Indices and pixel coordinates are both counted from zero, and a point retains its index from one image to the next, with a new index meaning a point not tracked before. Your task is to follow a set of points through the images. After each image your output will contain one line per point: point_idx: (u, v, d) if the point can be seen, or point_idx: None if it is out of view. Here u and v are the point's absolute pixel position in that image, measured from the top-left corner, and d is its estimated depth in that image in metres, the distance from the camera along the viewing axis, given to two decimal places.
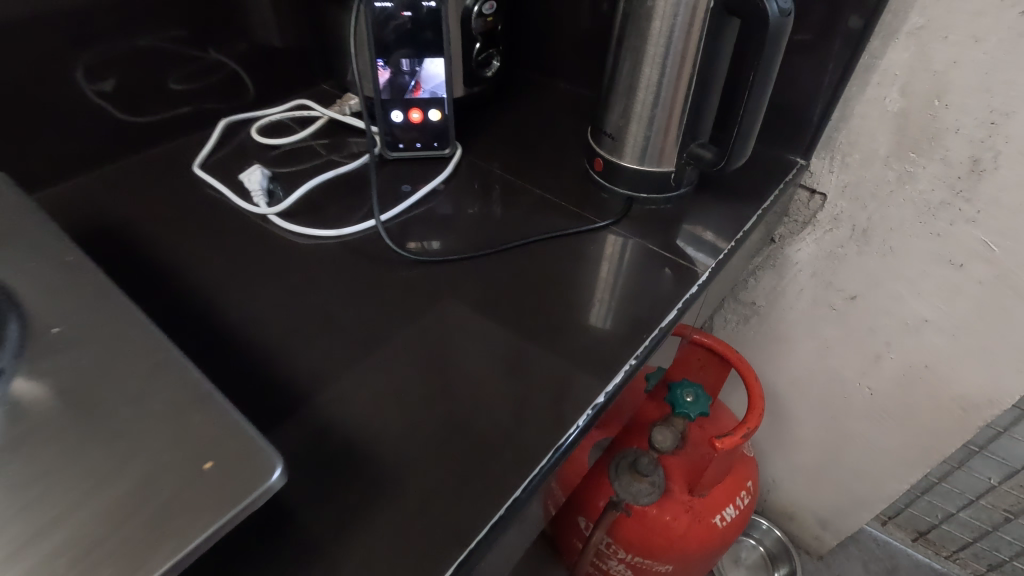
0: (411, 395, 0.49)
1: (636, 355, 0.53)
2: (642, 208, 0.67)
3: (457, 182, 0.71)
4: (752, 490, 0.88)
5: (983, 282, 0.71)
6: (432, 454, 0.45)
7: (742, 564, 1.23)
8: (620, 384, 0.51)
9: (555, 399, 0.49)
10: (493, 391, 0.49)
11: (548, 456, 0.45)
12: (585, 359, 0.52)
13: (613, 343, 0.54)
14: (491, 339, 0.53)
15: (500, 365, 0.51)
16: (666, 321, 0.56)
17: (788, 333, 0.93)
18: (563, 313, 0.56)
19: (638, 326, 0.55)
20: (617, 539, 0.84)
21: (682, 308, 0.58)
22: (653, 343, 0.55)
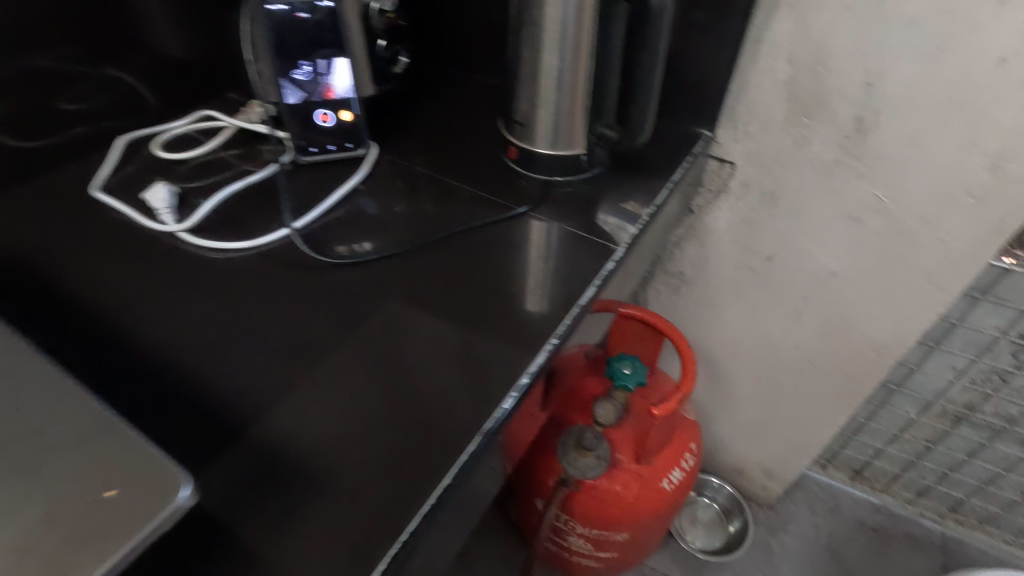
0: (338, 398, 0.49)
1: (557, 334, 0.54)
2: (559, 191, 0.69)
3: (374, 181, 0.70)
4: (697, 451, 0.92)
5: (879, 232, 0.76)
6: (363, 453, 0.45)
7: (699, 523, 1.25)
8: (543, 364, 0.52)
9: (481, 384, 0.50)
10: (422, 385, 0.50)
11: (476, 440, 0.45)
12: (510, 344, 0.53)
13: (536, 324, 0.55)
14: (418, 335, 0.54)
15: (427, 360, 0.52)
16: (585, 298, 0.58)
17: (716, 298, 0.97)
18: (486, 302, 0.57)
19: (560, 306, 0.57)
20: (573, 512, 0.87)
21: (601, 284, 0.60)
22: (573, 321, 0.56)
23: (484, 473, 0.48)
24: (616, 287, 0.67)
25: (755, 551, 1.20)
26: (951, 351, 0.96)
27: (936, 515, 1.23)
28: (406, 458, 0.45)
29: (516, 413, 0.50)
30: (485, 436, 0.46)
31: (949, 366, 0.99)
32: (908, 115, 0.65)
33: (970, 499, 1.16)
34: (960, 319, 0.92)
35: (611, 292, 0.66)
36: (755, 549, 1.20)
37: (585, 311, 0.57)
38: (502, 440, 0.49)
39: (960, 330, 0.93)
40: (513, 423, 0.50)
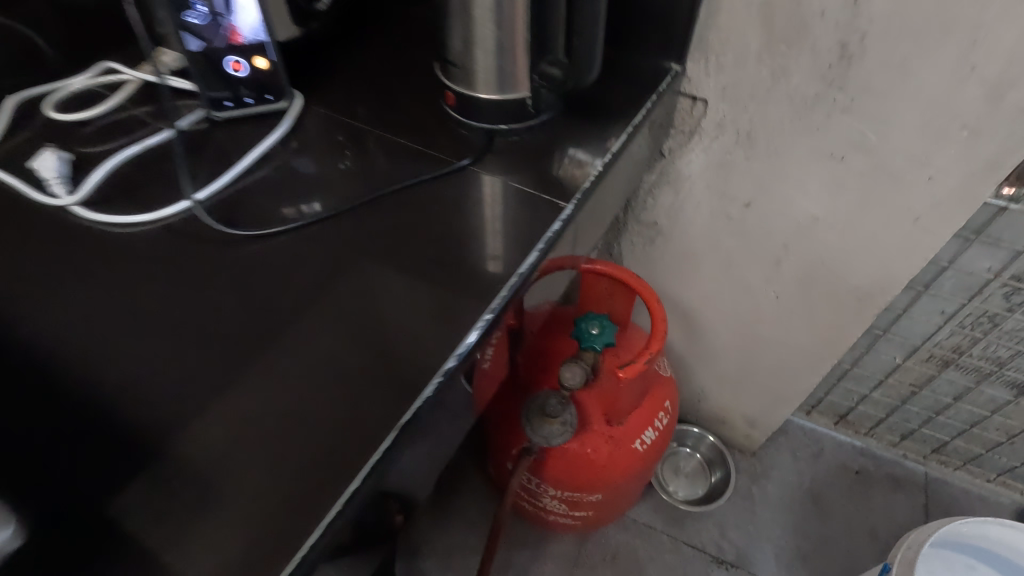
0: (251, 390, 0.44)
1: (492, 309, 0.48)
2: (505, 140, 0.61)
3: (299, 136, 0.63)
4: (671, 410, 0.88)
5: (864, 172, 0.70)
6: (272, 455, 0.41)
7: (681, 473, 1.24)
8: (474, 345, 0.46)
9: (406, 368, 0.45)
10: (343, 372, 0.45)
11: (391, 436, 0.41)
12: (442, 321, 0.48)
13: (470, 296, 0.49)
14: (337, 316, 0.48)
15: (349, 342, 0.46)
16: (527, 265, 0.51)
17: (693, 249, 0.91)
18: (417, 273, 0.51)
19: (496, 273, 0.51)
20: (543, 474, 0.85)
21: (546, 247, 0.53)
22: (513, 291, 0.49)
23: (410, 466, 0.44)
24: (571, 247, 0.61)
25: (736, 499, 1.20)
26: (940, 295, 0.92)
27: (919, 456, 1.22)
28: (319, 457, 0.40)
29: (443, 401, 0.44)
30: (403, 430, 0.41)
31: (937, 310, 0.94)
32: (897, 38, 0.57)
33: (953, 441, 1.15)
34: (952, 262, 0.86)
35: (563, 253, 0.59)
36: (736, 497, 1.20)
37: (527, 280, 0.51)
38: (432, 428, 0.45)
39: (950, 274, 0.88)
40: (441, 411, 0.45)
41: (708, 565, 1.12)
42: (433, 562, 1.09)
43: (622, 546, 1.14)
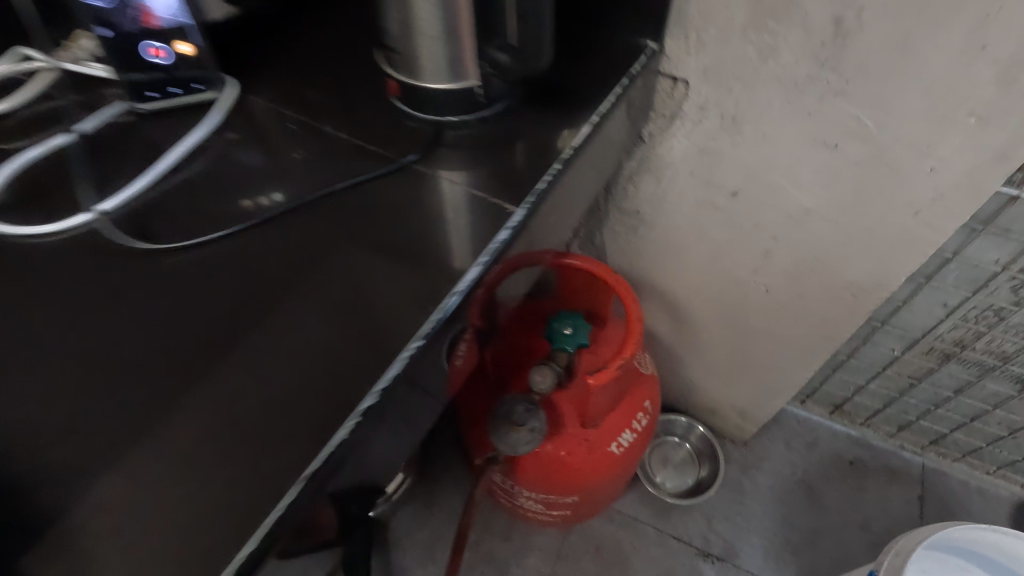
0: (147, 429, 0.39)
1: (424, 332, 0.42)
2: (454, 133, 0.55)
3: (227, 132, 0.56)
4: (652, 410, 0.84)
5: (859, 162, 0.63)
6: (158, 508, 0.35)
7: (670, 463, 1.21)
8: (401, 376, 0.40)
9: (324, 403, 0.39)
10: (254, 406, 0.39)
11: (295, 488, 0.35)
12: (370, 341, 0.42)
13: (403, 312, 0.43)
14: (250, 340, 0.43)
15: (265, 370, 0.41)
16: (466, 282, 0.45)
17: (679, 238, 0.85)
18: (347, 288, 0.45)
19: (430, 287, 0.45)
20: (517, 476, 0.82)
21: (493, 255, 0.46)
22: (451, 310, 0.43)
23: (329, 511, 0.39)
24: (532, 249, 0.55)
25: (725, 490, 1.17)
26: (944, 287, 0.85)
27: (916, 446, 1.18)
28: (210, 513, 0.35)
29: (362, 444, 0.38)
30: (311, 483, 0.35)
31: (939, 303, 0.88)
32: (898, 12, 0.50)
33: (953, 433, 1.10)
34: (958, 253, 0.80)
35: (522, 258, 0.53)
36: (726, 488, 1.17)
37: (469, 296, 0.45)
38: (353, 471, 0.39)
39: (955, 265, 0.82)
40: (361, 453, 0.39)
41: (695, 558, 1.10)
42: (414, 551, 1.09)
43: (607, 538, 1.12)
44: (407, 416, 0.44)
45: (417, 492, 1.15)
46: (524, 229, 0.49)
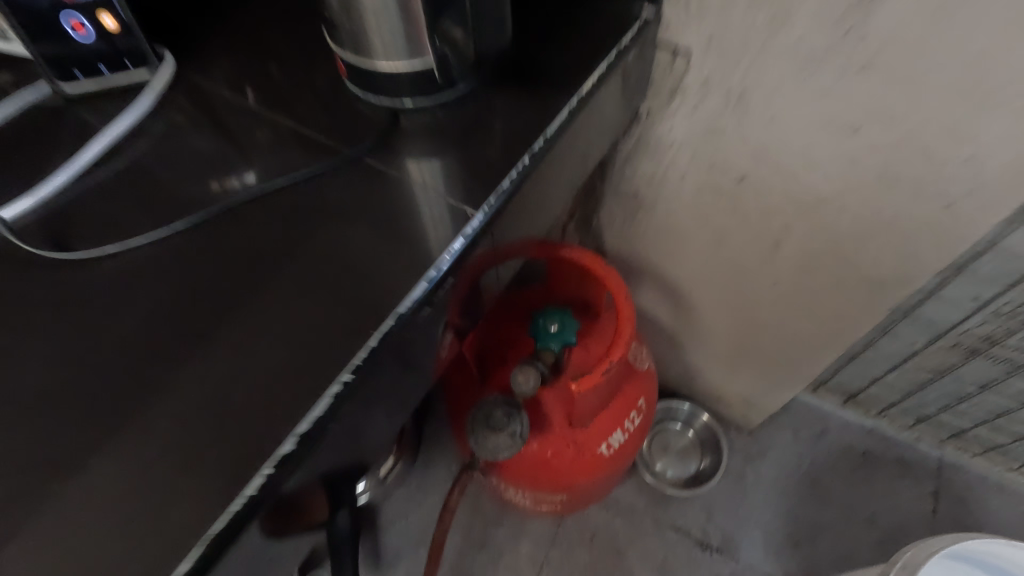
0: (48, 470, 0.35)
1: (352, 366, 0.38)
2: (412, 121, 0.49)
3: (163, 117, 0.51)
4: (645, 409, 0.79)
5: (883, 147, 0.55)
6: (49, 564, 0.32)
7: (671, 450, 1.17)
8: (323, 418, 0.36)
9: (241, 444, 0.36)
10: (166, 444, 0.36)
11: (197, 550, 0.32)
12: (301, 368, 0.38)
13: (339, 335, 0.39)
14: (169, 363, 0.39)
15: (182, 402, 0.37)
16: (411, 300, 0.41)
17: (680, 224, 0.78)
18: (279, 307, 0.41)
19: (374, 304, 0.41)
20: (502, 474, 0.79)
21: (437, 274, 0.41)
22: (385, 339, 0.39)
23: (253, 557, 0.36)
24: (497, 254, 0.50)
25: (728, 480, 1.12)
26: (976, 280, 0.77)
27: (934, 440, 1.12)
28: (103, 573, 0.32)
29: (278, 494, 0.35)
30: (214, 544, 0.32)
31: (969, 296, 0.80)
32: None
33: (974, 429, 1.03)
34: (994, 244, 0.72)
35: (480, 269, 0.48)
36: (728, 479, 1.13)
37: (411, 320, 0.40)
38: (272, 520, 0.36)
39: (990, 257, 0.73)
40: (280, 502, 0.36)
41: (692, 549, 1.07)
42: (405, 535, 1.08)
43: (601, 527, 1.09)
44: (342, 451, 0.40)
45: (409, 476, 1.13)
46: (480, 241, 0.44)
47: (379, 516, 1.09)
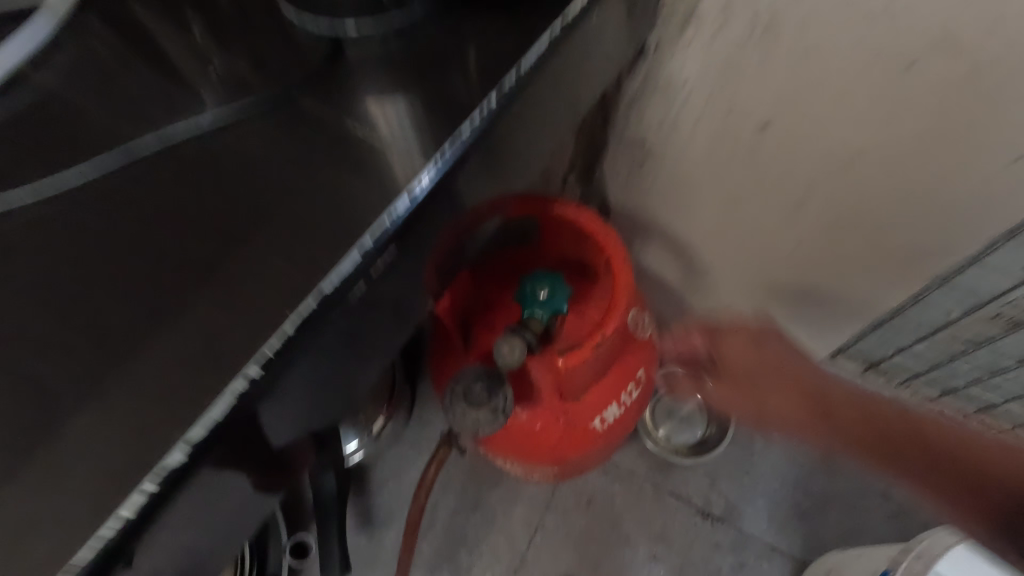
0: None
1: (262, 357, 0.32)
2: (360, 52, 0.41)
3: (69, 44, 0.42)
4: (643, 381, 0.73)
5: (941, 84, 0.47)
6: None
7: (675, 416, 1.10)
8: (222, 422, 0.31)
9: (135, 450, 0.30)
10: (47, 445, 0.31)
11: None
12: (211, 353, 0.32)
13: (258, 315, 0.33)
14: (62, 344, 0.33)
15: (71, 397, 0.32)
16: (340, 274, 0.34)
17: (691, 178, 0.69)
18: (190, 284, 0.34)
19: (303, 273, 0.34)
20: (490, 446, 0.74)
21: (374, 244, 0.35)
22: (303, 322, 0.33)
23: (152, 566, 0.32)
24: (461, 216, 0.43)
25: (733, 448, 1.07)
26: None
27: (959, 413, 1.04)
28: None
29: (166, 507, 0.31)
30: None
31: None
32: None
33: (1006, 403, 0.96)
34: None
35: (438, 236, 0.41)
36: (734, 446, 1.07)
37: (336, 300, 0.34)
38: (169, 530, 0.32)
39: None
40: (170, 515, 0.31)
41: (692, 518, 1.04)
42: (398, 494, 1.06)
43: (598, 492, 1.05)
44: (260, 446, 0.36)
45: (404, 435, 1.09)
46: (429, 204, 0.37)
47: (372, 475, 1.07)
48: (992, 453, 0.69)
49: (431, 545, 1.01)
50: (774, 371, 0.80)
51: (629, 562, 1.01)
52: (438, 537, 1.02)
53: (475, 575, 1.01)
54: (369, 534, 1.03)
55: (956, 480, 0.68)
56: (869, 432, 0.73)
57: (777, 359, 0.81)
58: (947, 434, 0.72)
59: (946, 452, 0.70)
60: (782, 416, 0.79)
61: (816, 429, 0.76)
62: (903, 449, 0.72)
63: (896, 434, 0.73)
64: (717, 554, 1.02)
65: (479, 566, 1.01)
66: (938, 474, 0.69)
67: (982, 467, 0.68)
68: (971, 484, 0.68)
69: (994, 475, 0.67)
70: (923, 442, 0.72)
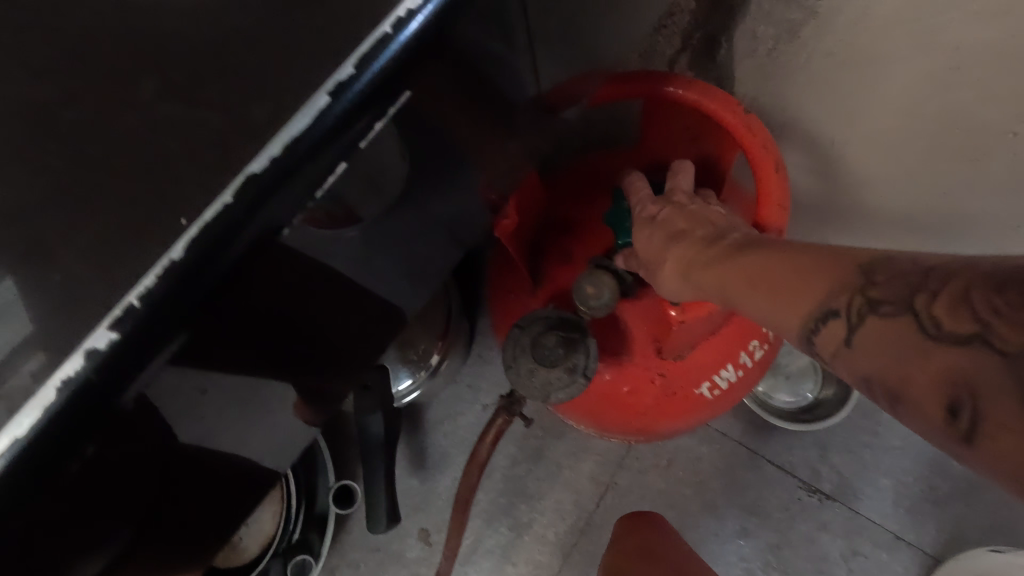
0: None
1: (117, 312, 0.21)
2: None
3: None
4: (771, 338, 0.55)
5: None
6: None
7: (780, 372, 0.92)
8: (47, 431, 0.20)
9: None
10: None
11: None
12: (121, 251, 0.21)
13: (191, 196, 0.22)
14: None
15: None
16: (313, 112, 0.22)
17: (882, 44, 0.49)
18: (56, 183, 0.22)
19: (274, 124, 0.22)
20: (563, 410, 0.58)
21: (353, 76, 0.23)
22: (215, 236, 0.22)
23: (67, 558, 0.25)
24: (480, 64, 0.30)
25: (854, 414, 0.88)
26: None
27: None
28: None
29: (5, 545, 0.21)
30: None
31: None
32: None
33: None
34: None
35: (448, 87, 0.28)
36: (856, 413, 0.89)
37: (279, 186, 0.22)
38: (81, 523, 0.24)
39: None
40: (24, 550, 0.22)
41: (796, 491, 0.87)
42: (454, 437, 0.95)
43: (681, 453, 0.90)
44: (181, 411, 0.26)
45: (460, 373, 0.97)
46: (434, 34, 0.25)
47: (425, 415, 0.96)
48: (876, 330, 0.28)
49: (487, 496, 0.90)
50: (670, 220, 0.45)
51: (713, 534, 0.87)
52: (496, 488, 0.90)
53: (535, 531, 0.89)
54: (422, 478, 0.94)
55: (816, 322, 0.30)
56: (789, 276, 0.33)
57: (687, 217, 0.44)
58: (879, 261, 0.30)
59: (857, 278, 0.30)
60: (688, 267, 0.41)
61: (690, 271, 0.40)
62: (818, 272, 0.32)
63: (814, 259, 0.33)
64: (823, 536, 0.86)
65: (541, 523, 0.89)
66: (850, 341, 0.29)
67: (861, 298, 0.29)
68: (889, 373, 0.27)
69: (868, 305, 0.28)
70: (826, 266, 0.32)
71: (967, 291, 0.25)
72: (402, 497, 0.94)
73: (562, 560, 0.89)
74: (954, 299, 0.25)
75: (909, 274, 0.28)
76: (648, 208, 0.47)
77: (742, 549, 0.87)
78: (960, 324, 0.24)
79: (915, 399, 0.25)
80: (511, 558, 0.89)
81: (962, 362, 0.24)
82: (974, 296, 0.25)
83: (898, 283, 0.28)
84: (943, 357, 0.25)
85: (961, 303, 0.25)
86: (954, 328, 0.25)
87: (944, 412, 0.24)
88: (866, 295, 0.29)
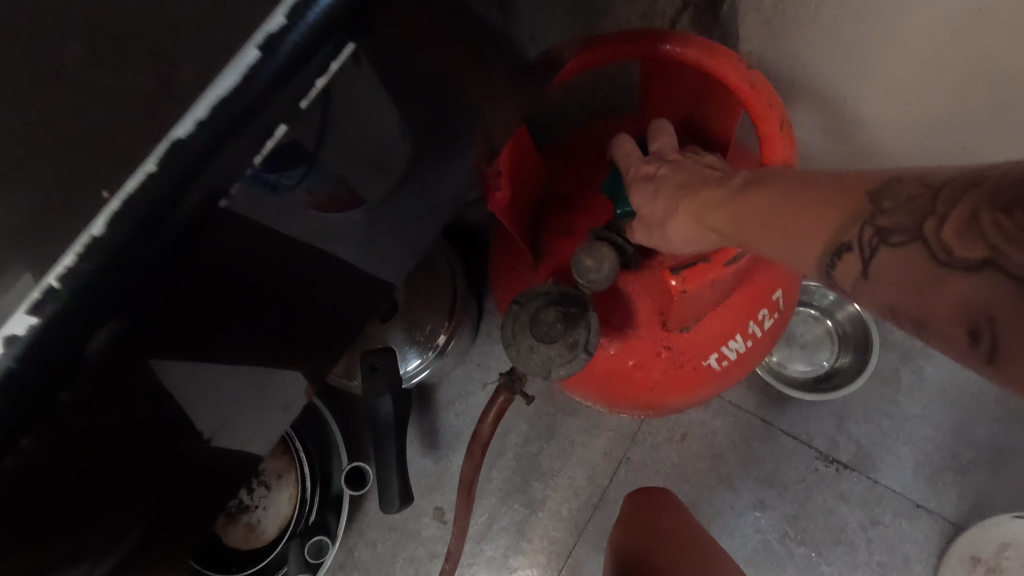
0: None
1: (36, 296, 0.20)
2: None
3: None
4: (780, 307, 0.54)
5: None
6: None
7: (795, 342, 0.91)
8: None
9: None
10: None
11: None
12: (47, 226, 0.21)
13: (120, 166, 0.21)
14: None
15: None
16: (241, 66, 0.21)
17: None
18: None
19: (204, 83, 0.21)
20: (571, 387, 0.57)
21: (286, 26, 0.21)
22: (138, 214, 0.21)
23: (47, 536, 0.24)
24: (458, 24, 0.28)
25: (874, 382, 0.86)
26: None
27: None
28: None
29: None
30: None
31: None
32: None
33: None
34: None
35: (419, 46, 0.26)
36: (875, 381, 0.86)
37: (215, 148, 0.21)
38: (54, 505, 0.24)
39: None
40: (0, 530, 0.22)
41: (813, 462, 0.86)
42: (464, 417, 0.95)
43: (695, 427, 0.89)
44: (180, 384, 0.27)
45: (469, 353, 0.96)
46: None
47: (436, 395, 0.96)
48: (888, 260, 0.26)
49: (500, 475, 0.90)
50: (670, 178, 0.43)
51: (729, 507, 0.86)
52: (508, 465, 0.90)
53: (548, 509, 0.89)
54: (435, 458, 0.94)
55: (833, 256, 0.29)
56: (799, 214, 0.31)
57: (689, 171, 0.43)
58: (886, 185, 0.28)
59: (866, 206, 0.28)
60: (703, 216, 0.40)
61: (704, 219, 0.39)
62: (825, 205, 0.30)
63: (819, 194, 0.31)
64: (842, 506, 0.85)
65: (555, 499, 0.89)
66: (866, 273, 0.27)
67: (871, 227, 0.27)
68: (909, 302, 0.25)
69: (878, 235, 0.26)
70: (835, 196, 0.30)
71: (975, 214, 0.23)
72: (416, 478, 0.94)
73: (577, 536, 0.89)
74: (963, 222, 0.23)
75: (918, 198, 0.26)
76: (645, 169, 0.46)
77: (759, 521, 0.86)
78: (970, 250, 0.23)
79: (935, 328, 0.24)
80: (526, 535, 0.89)
81: (975, 291, 0.22)
82: (980, 218, 0.23)
83: (907, 207, 0.26)
84: (957, 285, 0.23)
85: (970, 227, 0.23)
86: (963, 255, 0.23)
87: (965, 338, 0.22)
88: (876, 224, 0.27)
